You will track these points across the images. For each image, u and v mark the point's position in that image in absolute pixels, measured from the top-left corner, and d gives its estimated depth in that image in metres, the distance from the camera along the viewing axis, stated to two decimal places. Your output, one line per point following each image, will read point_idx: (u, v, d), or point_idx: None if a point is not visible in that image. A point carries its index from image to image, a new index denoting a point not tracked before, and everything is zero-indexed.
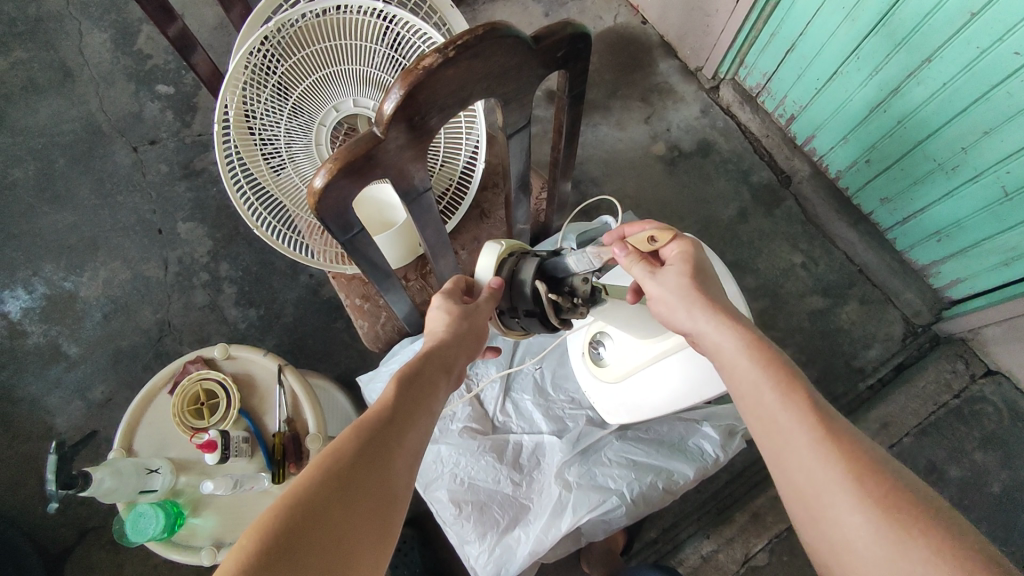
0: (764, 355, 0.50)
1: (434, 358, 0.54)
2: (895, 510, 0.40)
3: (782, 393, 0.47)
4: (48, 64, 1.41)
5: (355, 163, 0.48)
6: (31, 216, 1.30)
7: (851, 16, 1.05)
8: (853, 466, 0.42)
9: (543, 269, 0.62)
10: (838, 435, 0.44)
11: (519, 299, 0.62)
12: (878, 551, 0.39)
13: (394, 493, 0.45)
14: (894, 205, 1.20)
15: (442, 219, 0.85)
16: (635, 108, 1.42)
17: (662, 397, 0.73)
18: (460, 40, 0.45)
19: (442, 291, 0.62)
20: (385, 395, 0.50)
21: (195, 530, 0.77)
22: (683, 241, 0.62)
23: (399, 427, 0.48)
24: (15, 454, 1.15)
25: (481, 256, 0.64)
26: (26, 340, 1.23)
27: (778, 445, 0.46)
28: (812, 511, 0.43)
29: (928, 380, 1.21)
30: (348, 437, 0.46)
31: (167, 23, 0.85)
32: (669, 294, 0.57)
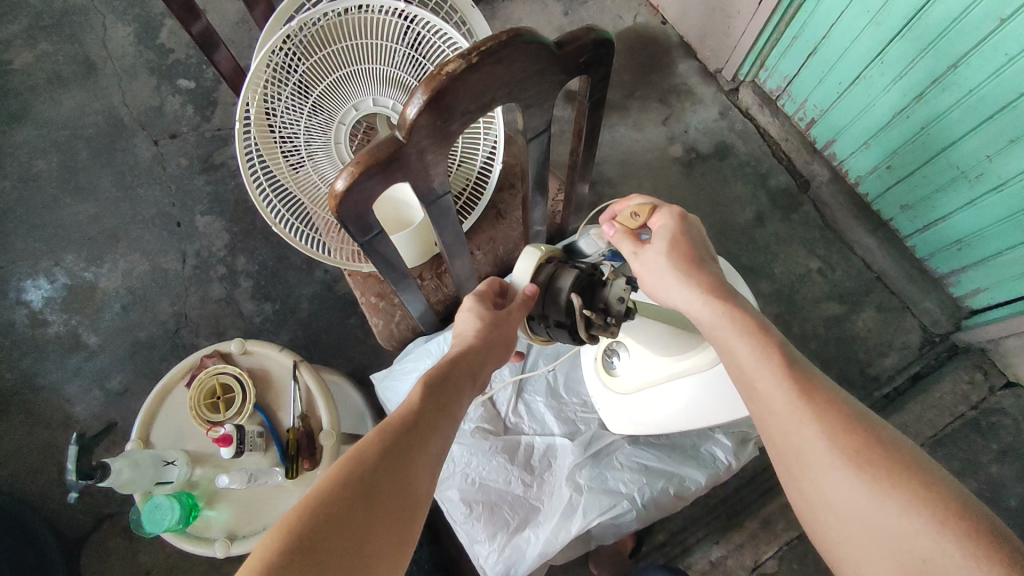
0: (739, 319, 0.53)
1: (461, 364, 0.55)
2: (869, 464, 0.43)
3: (764, 356, 0.50)
4: (73, 57, 1.43)
5: (377, 166, 0.48)
6: (54, 208, 1.32)
7: (878, 19, 1.04)
8: (832, 428, 0.45)
9: (582, 280, 0.58)
10: (818, 398, 0.47)
11: (552, 308, 0.59)
12: (856, 503, 0.43)
13: (417, 496, 0.46)
14: (914, 212, 1.19)
15: (459, 217, 0.86)
16: (653, 109, 1.41)
17: (668, 417, 0.72)
18: (484, 46, 0.44)
19: (475, 294, 0.61)
20: (411, 397, 0.51)
21: (209, 522, 0.78)
22: (671, 211, 0.63)
23: (424, 432, 0.49)
24: (34, 441, 1.18)
25: (520, 259, 0.62)
26: (47, 329, 1.25)
27: (762, 408, 0.49)
28: (797, 471, 0.47)
29: (945, 390, 1.19)
30: (374, 439, 0.46)
31: (193, 21, 0.85)
32: (653, 266, 0.60)
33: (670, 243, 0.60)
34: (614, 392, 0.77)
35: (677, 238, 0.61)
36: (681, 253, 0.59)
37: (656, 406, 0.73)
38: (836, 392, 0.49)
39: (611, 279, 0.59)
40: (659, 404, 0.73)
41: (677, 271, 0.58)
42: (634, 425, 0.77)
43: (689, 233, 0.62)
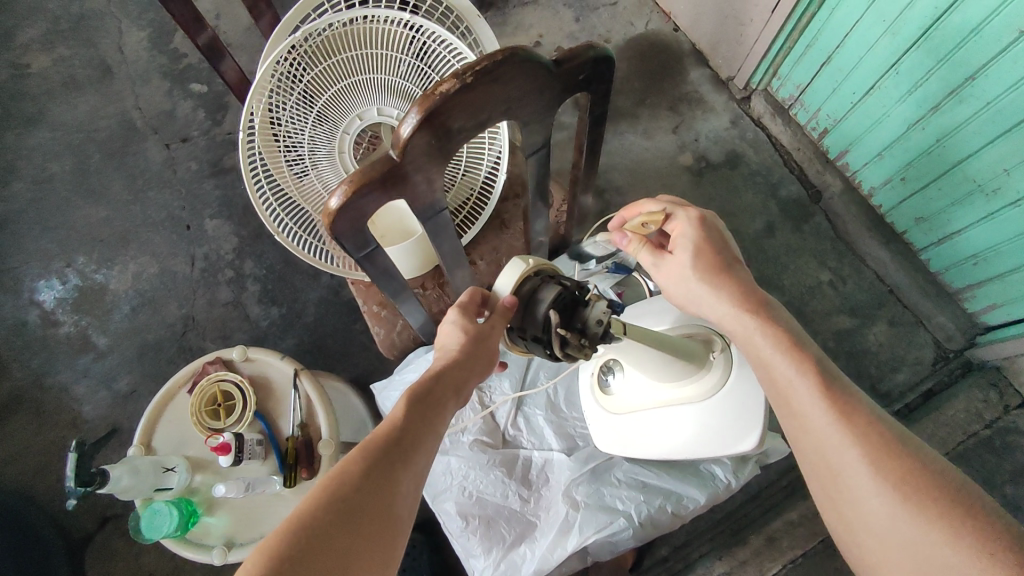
0: (775, 337, 0.54)
1: (444, 379, 0.53)
2: (908, 487, 0.45)
3: (801, 376, 0.51)
4: (88, 61, 1.45)
5: (370, 184, 0.47)
6: (67, 209, 1.34)
7: (893, 28, 1.02)
8: (871, 450, 0.47)
9: (564, 297, 0.55)
10: (858, 419, 0.48)
11: (530, 322, 0.55)
12: (894, 526, 0.44)
13: (399, 518, 0.45)
14: (929, 225, 1.17)
15: (458, 231, 0.87)
16: (663, 117, 1.40)
17: (655, 443, 0.74)
18: (479, 66, 0.43)
19: (459, 305, 0.57)
20: (393, 414, 0.50)
21: (209, 528, 0.79)
22: (689, 217, 0.63)
23: (406, 452, 0.48)
24: (42, 440, 1.19)
25: (506, 267, 0.58)
26: (58, 329, 1.27)
27: (800, 428, 0.51)
28: (833, 490, 0.48)
29: (957, 408, 1.16)
30: (355, 459, 0.46)
31: (197, 31, 0.86)
32: (681, 278, 0.62)
33: (693, 252, 0.62)
34: (606, 410, 0.78)
35: (700, 243, 0.62)
36: (705, 259, 0.61)
37: (646, 431, 0.75)
38: (873, 413, 0.50)
39: (593, 300, 0.55)
40: (650, 429, 0.75)
41: (700, 284, 0.60)
42: (619, 445, 0.78)
43: (710, 234, 0.63)
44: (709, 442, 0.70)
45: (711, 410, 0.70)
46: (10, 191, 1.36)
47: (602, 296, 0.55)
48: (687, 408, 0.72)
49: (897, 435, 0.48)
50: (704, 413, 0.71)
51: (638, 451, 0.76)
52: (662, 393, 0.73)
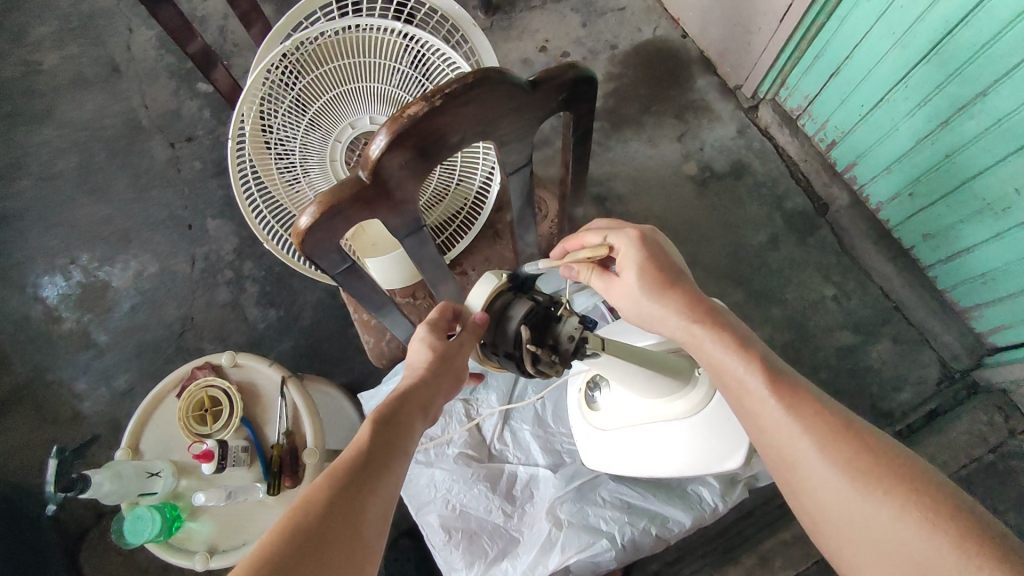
0: (723, 336, 0.57)
1: (411, 398, 0.52)
2: (860, 469, 0.47)
3: (752, 373, 0.54)
4: (97, 59, 1.46)
5: (340, 205, 0.46)
6: (72, 207, 1.36)
7: (903, 41, 0.99)
8: (822, 438, 0.49)
9: (536, 313, 0.55)
10: (807, 409, 0.51)
11: (502, 338, 0.55)
12: (849, 506, 0.47)
13: (367, 544, 0.45)
14: (936, 242, 1.14)
15: (439, 250, 0.86)
16: (668, 125, 1.38)
17: (642, 461, 0.73)
18: (448, 88, 0.42)
19: (428, 322, 0.57)
20: (360, 437, 0.49)
21: (192, 533, 0.79)
22: (630, 237, 0.63)
23: (374, 475, 0.47)
24: (41, 434, 1.21)
25: (478, 283, 0.58)
26: (60, 325, 1.28)
27: (759, 426, 0.54)
28: (792, 480, 0.51)
29: (960, 431, 1.13)
30: (319, 489, 0.45)
31: (189, 39, 0.86)
32: (633, 298, 0.62)
33: (638, 270, 0.61)
34: (593, 426, 0.78)
35: (647, 261, 0.62)
36: (651, 277, 0.61)
37: (630, 448, 0.74)
38: (822, 401, 0.53)
39: (565, 315, 0.56)
40: (634, 447, 0.74)
41: (650, 302, 0.61)
42: (607, 463, 0.77)
43: (654, 249, 0.63)
44: (694, 458, 0.70)
45: (697, 427, 0.70)
46: (17, 187, 1.38)
47: (573, 310, 0.56)
48: (673, 426, 0.71)
49: (845, 421, 0.51)
50: (691, 429, 0.70)
51: (622, 468, 0.75)
52: (649, 408, 0.73)
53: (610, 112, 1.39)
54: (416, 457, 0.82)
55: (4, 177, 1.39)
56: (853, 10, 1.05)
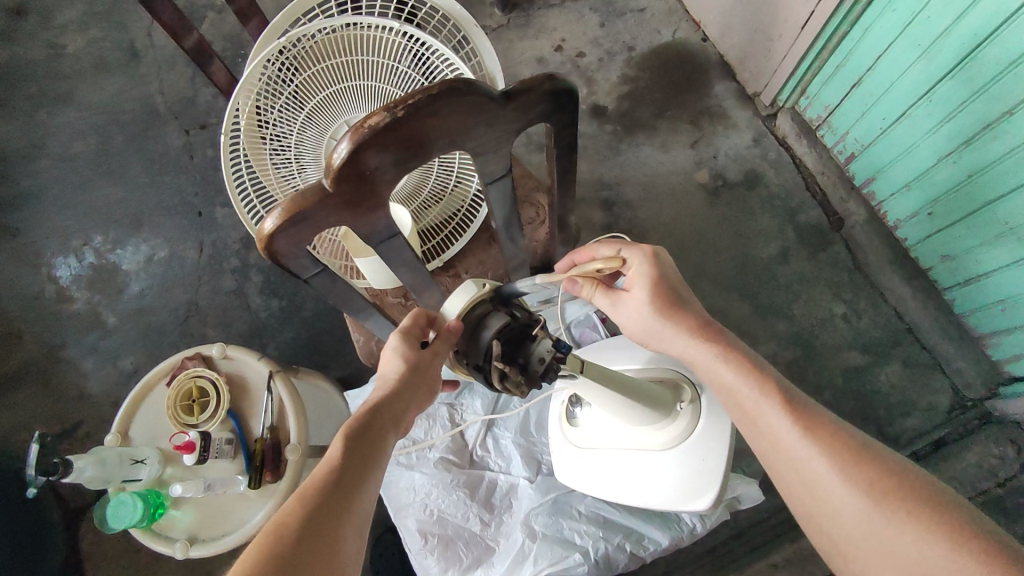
0: (736, 360, 0.54)
1: (383, 411, 0.52)
2: (882, 494, 0.45)
3: (767, 398, 0.52)
4: (119, 44, 1.49)
5: (304, 213, 0.46)
6: (88, 189, 1.38)
7: (929, 54, 0.95)
8: (839, 462, 0.47)
9: (512, 329, 0.54)
10: (823, 432, 0.49)
11: (474, 348, 0.55)
12: (869, 530, 0.45)
13: (343, 560, 0.44)
14: (955, 264, 1.10)
15: (424, 256, 0.85)
16: (682, 131, 1.35)
17: (610, 486, 0.73)
18: (411, 99, 0.41)
19: (401, 330, 0.56)
20: (332, 453, 0.49)
21: (174, 521, 0.80)
22: (643, 252, 0.61)
23: (348, 490, 0.47)
24: (46, 410, 1.23)
25: (457, 291, 0.57)
26: (71, 305, 1.31)
27: (774, 450, 0.51)
28: (809, 503, 0.49)
29: (968, 462, 1.09)
30: (291, 511, 0.45)
31: (185, 35, 0.90)
32: (641, 316, 0.60)
33: (649, 289, 0.59)
34: (570, 443, 0.77)
35: (658, 281, 0.60)
36: (662, 296, 0.59)
37: (604, 472, 0.73)
38: (837, 422, 0.50)
39: (540, 335, 0.54)
40: (608, 471, 0.73)
41: (661, 321, 0.58)
42: (577, 480, 0.76)
43: (666, 270, 0.61)
44: (664, 495, 0.69)
45: (672, 462, 0.69)
46: (37, 167, 1.41)
47: (547, 332, 0.54)
48: (650, 456, 0.70)
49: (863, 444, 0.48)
50: (665, 463, 0.69)
51: (594, 490, 0.74)
52: (627, 435, 0.71)
53: (623, 115, 1.37)
54: (397, 459, 0.81)
55: (26, 156, 1.42)
56: (879, 19, 1.01)
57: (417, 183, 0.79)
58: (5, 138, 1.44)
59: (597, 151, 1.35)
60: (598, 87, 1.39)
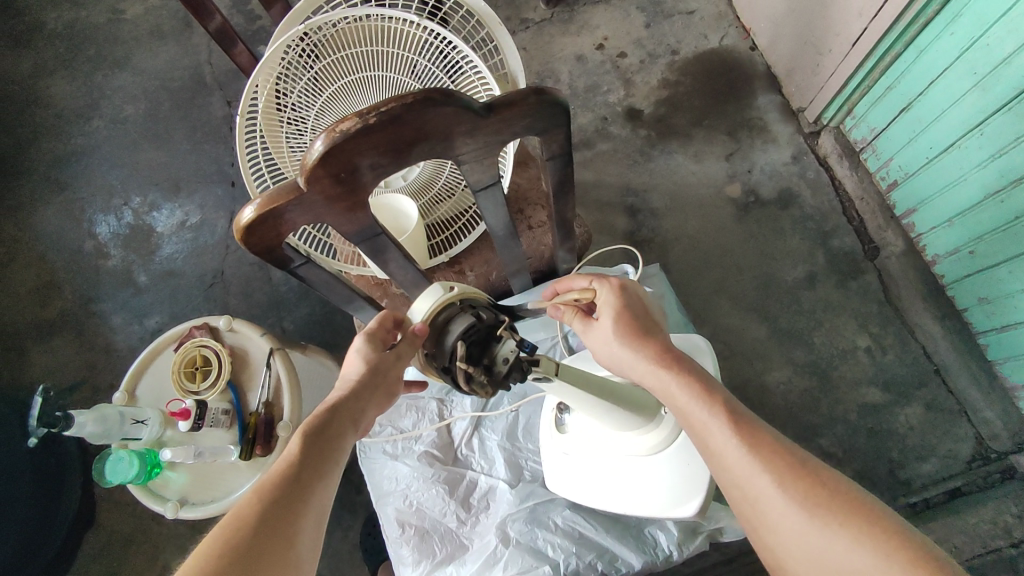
0: (687, 379, 0.53)
1: (343, 410, 0.51)
2: (821, 508, 0.44)
3: (714, 415, 0.50)
4: (175, 14, 1.54)
5: (281, 208, 0.47)
6: (134, 151, 1.44)
7: (984, 83, 0.89)
8: (780, 476, 0.46)
9: (476, 331, 0.53)
10: (765, 447, 0.48)
11: (442, 351, 0.54)
12: (811, 547, 0.43)
13: (299, 556, 0.44)
14: (993, 308, 1.04)
15: (429, 250, 0.84)
16: (718, 141, 1.31)
17: (598, 495, 0.72)
18: (384, 107, 0.42)
19: (366, 331, 0.56)
20: (289, 451, 0.48)
21: (168, 482, 0.84)
22: (609, 284, 0.61)
23: (306, 488, 0.47)
24: (75, 358, 1.29)
25: (425, 293, 0.57)
26: (107, 261, 1.37)
27: (718, 465, 0.50)
28: (755, 521, 0.47)
29: (982, 516, 1.03)
30: (247, 507, 0.44)
31: (209, 17, 0.92)
32: (605, 346, 0.59)
33: (613, 317, 0.59)
34: (558, 450, 0.76)
35: (622, 310, 0.59)
36: (626, 325, 0.58)
37: (592, 478, 0.72)
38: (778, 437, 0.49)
39: (504, 335, 0.53)
40: (596, 476, 0.72)
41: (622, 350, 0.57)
42: (565, 488, 0.75)
43: (633, 299, 0.61)
44: (654, 499, 0.67)
45: (661, 466, 0.68)
46: (89, 127, 1.47)
47: (512, 332, 0.53)
48: (640, 461, 0.69)
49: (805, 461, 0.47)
50: (654, 468, 0.68)
51: (580, 497, 0.73)
52: (614, 440, 0.70)
53: (658, 121, 1.33)
54: (384, 447, 0.83)
55: (80, 116, 1.48)
56: (935, 42, 0.95)
57: (430, 175, 0.79)
58: (63, 96, 1.50)
59: (628, 156, 1.32)
60: (635, 89, 1.36)
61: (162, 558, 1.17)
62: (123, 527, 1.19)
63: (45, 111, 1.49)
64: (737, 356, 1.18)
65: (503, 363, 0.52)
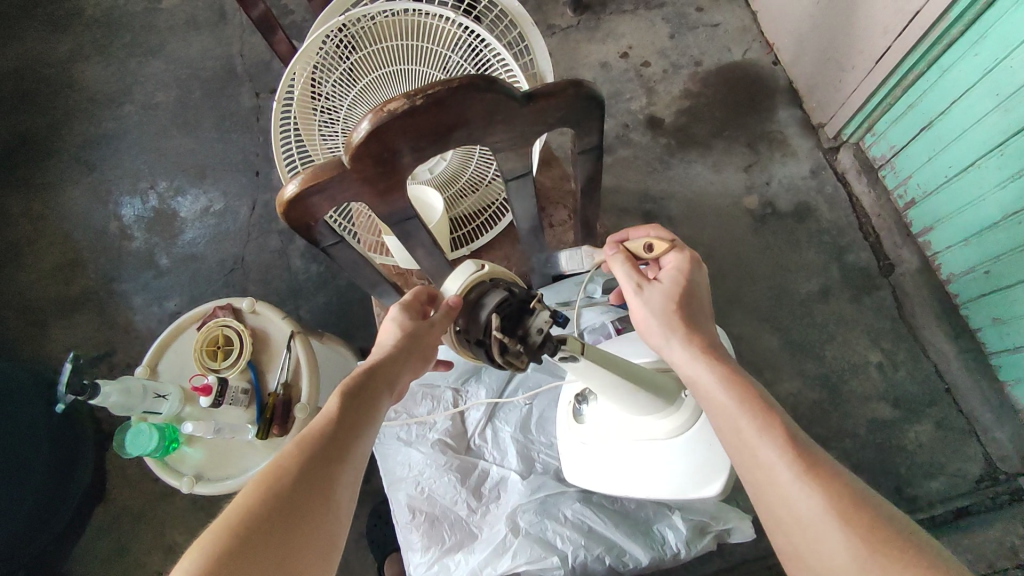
0: (735, 380, 0.52)
1: (379, 373, 0.53)
2: (871, 533, 0.41)
3: (759, 420, 0.48)
4: (209, 5, 1.57)
5: (322, 184, 0.49)
6: (163, 137, 1.47)
7: (1007, 104, 0.90)
8: (830, 494, 0.43)
9: (509, 305, 0.54)
10: (815, 463, 0.45)
11: (475, 324, 0.55)
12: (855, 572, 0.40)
13: (336, 506, 0.46)
14: (1006, 328, 1.05)
15: (452, 243, 0.86)
16: (738, 153, 1.32)
17: (614, 483, 0.72)
18: (430, 90, 0.44)
19: (401, 303, 0.58)
20: (328, 408, 0.51)
21: (185, 457, 0.85)
22: (682, 257, 0.62)
23: (342, 444, 0.49)
24: (95, 336, 1.32)
25: (456, 271, 0.59)
26: (131, 243, 1.40)
27: (758, 472, 0.47)
28: (794, 539, 0.44)
29: (988, 535, 1.03)
30: (289, 455, 0.46)
31: (251, 5, 0.95)
32: (651, 312, 0.59)
33: (672, 291, 0.59)
34: (575, 439, 0.77)
35: (683, 289, 0.60)
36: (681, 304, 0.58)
37: (608, 465, 0.73)
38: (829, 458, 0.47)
39: (537, 308, 0.53)
40: (612, 463, 0.73)
41: (669, 323, 0.57)
42: (584, 477, 0.75)
43: (696, 283, 0.61)
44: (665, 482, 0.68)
45: (678, 448, 0.68)
46: (121, 112, 1.50)
47: (544, 303, 0.54)
48: (655, 445, 0.70)
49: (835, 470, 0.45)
50: (670, 450, 0.69)
51: (599, 485, 0.74)
52: (632, 426, 0.71)
53: (679, 129, 1.35)
54: (397, 434, 0.84)
55: (112, 101, 1.52)
56: (958, 62, 0.96)
57: (457, 168, 0.81)
58: (96, 81, 1.54)
59: (648, 163, 1.34)
60: (658, 98, 1.38)
61: (170, 537, 1.18)
62: (133, 504, 1.21)
63: (79, 94, 1.53)
64: (748, 365, 1.19)
65: (537, 332, 0.53)
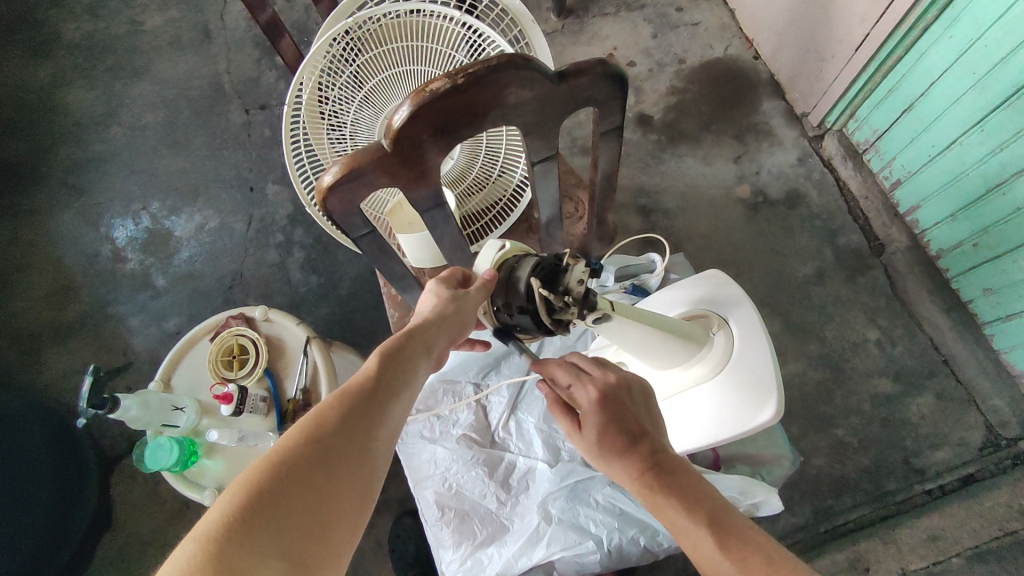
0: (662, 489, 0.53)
1: (416, 337, 0.55)
2: None
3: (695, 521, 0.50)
4: (193, 25, 1.57)
5: (360, 169, 0.50)
6: (153, 156, 1.46)
7: (983, 83, 0.95)
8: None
9: (542, 268, 0.56)
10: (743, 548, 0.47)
11: (514, 295, 0.56)
12: None
13: (374, 456, 0.48)
14: (997, 298, 1.09)
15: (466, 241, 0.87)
16: (726, 145, 1.36)
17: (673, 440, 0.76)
18: (471, 69, 0.46)
19: (439, 277, 0.60)
20: (367, 366, 0.52)
21: (204, 470, 0.84)
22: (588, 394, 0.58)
23: (380, 401, 0.50)
24: (93, 361, 1.29)
25: (483, 250, 0.61)
26: (125, 264, 1.38)
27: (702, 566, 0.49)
28: None
29: (997, 500, 1.06)
30: (330, 406, 0.48)
31: (259, 9, 0.96)
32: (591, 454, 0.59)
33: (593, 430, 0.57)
34: None
35: (601, 422, 0.57)
36: (607, 440, 0.57)
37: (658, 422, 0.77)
38: (762, 538, 0.48)
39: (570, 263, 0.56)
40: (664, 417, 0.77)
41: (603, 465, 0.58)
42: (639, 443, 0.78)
43: (615, 403, 0.58)
44: (694, 432, 0.75)
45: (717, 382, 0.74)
46: (107, 134, 1.49)
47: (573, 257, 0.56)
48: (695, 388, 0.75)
49: (757, 539, 0.48)
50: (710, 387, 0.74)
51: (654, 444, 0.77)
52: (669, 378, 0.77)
53: (668, 126, 1.38)
54: (421, 433, 0.84)
55: (99, 123, 1.50)
56: (934, 46, 1.01)
57: (464, 167, 0.80)
58: (82, 105, 1.52)
59: (640, 159, 1.37)
60: (645, 96, 1.41)
61: None
62: (141, 530, 1.18)
63: (64, 118, 1.51)
64: None
65: (578, 282, 0.55)
